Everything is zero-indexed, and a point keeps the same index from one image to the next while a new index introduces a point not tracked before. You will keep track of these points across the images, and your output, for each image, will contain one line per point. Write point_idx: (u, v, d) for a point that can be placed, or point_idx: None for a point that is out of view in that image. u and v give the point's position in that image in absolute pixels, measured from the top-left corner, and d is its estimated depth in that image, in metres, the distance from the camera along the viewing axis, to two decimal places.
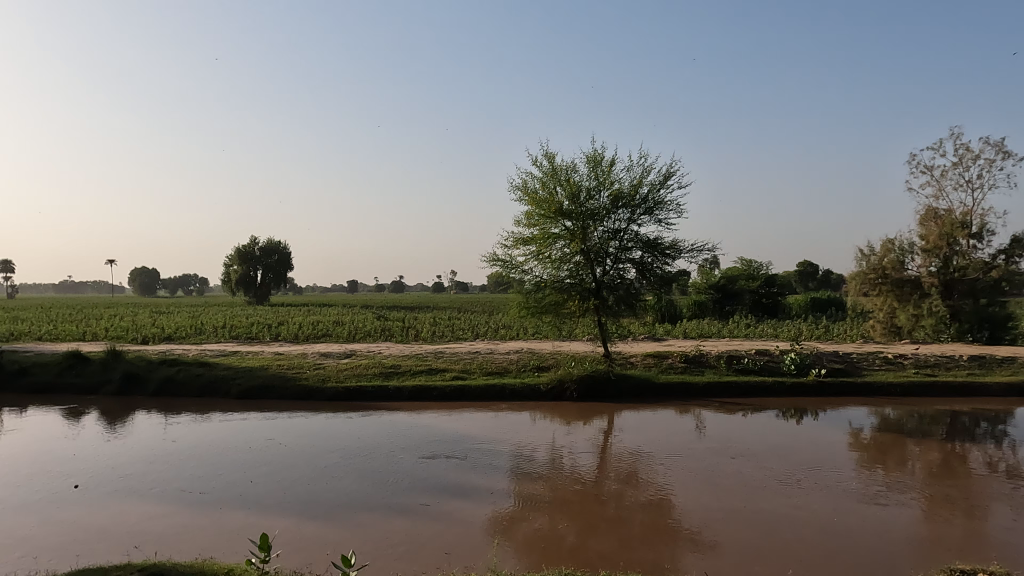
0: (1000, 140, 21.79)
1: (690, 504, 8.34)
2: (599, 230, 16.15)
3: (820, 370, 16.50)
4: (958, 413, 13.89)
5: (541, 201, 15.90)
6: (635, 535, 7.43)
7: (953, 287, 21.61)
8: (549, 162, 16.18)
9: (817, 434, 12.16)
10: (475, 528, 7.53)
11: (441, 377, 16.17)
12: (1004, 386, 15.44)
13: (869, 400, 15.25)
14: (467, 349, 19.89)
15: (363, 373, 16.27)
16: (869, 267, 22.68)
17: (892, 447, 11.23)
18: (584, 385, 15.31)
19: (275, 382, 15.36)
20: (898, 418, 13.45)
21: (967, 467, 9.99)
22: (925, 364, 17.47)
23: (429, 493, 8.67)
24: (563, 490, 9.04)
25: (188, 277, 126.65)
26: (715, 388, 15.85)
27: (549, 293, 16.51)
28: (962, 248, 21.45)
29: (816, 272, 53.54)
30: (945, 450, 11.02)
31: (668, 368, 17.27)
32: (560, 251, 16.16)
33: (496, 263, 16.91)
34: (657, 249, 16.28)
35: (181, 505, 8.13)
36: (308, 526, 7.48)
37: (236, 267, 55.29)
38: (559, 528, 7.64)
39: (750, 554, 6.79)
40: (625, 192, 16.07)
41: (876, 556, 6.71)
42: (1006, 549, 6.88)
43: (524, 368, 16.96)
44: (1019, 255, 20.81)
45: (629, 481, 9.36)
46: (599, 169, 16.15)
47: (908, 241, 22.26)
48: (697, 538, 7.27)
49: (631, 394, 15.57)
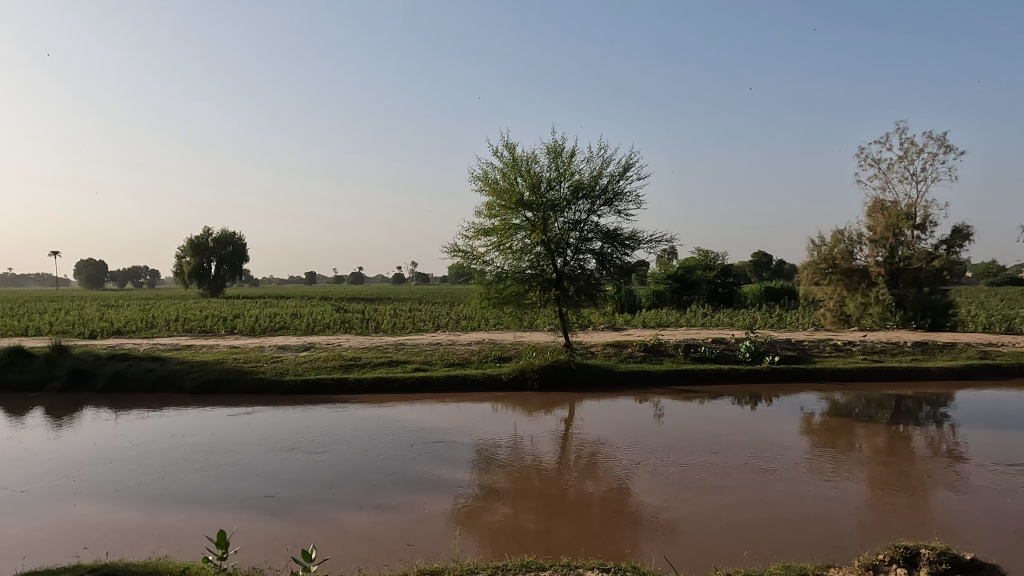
0: (943, 135, 22.88)
1: (651, 491, 8.50)
2: (559, 221, 16.24)
3: (773, 358, 16.99)
4: (903, 397, 14.51)
5: (502, 191, 15.91)
6: (595, 522, 7.55)
7: (899, 276, 22.43)
8: (510, 152, 16.24)
9: (770, 420, 12.53)
10: (438, 520, 7.53)
11: (402, 369, 16.08)
12: (945, 370, 16.16)
13: (820, 385, 15.79)
14: (427, 341, 19.76)
15: (322, 366, 16.03)
16: (820, 257, 23.23)
17: (841, 430, 11.67)
18: (544, 375, 15.39)
19: (231, 375, 15.05)
20: (846, 403, 13.97)
21: (911, 449, 10.45)
22: (873, 350, 18.13)
23: (388, 486, 8.63)
24: (523, 480, 9.06)
25: (137, 269, 122.74)
26: (673, 376, 16.14)
27: (510, 284, 16.53)
28: (907, 239, 22.20)
29: (769, 262, 54.91)
30: (891, 433, 11.51)
31: (627, 356, 17.52)
32: (522, 241, 16.17)
33: (456, 254, 16.90)
34: (616, 240, 16.50)
35: (132, 504, 7.91)
36: (265, 522, 7.36)
37: (190, 259, 53.64)
38: (521, 518, 7.67)
39: (707, 537, 6.99)
40: (585, 183, 16.19)
41: (829, 536, 6.98)
42: (948, 528, 7.22)
43: (485, 358, 16.94)
44: (959, 246, 21.74)
45: (591, 469, 9.52)
46: (559, 160, 16.25)
47: (856, 232, 22.90)
48: (658, 523, 7.43)
49: (591, 383, 15.78)
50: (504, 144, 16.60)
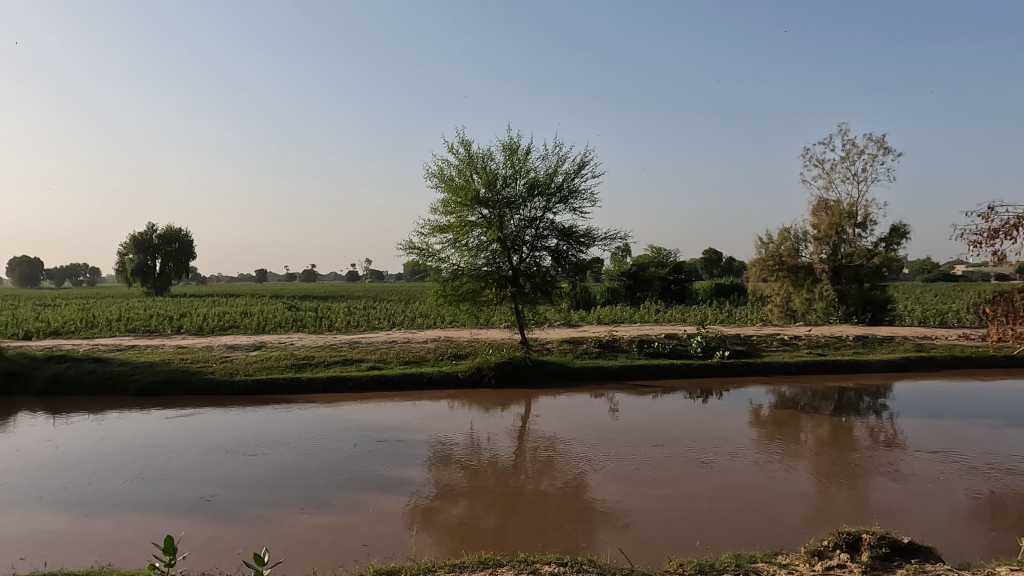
0: (882, 137, 23.77)
1: (607, 485, 8.62)
2: (515, 218, 16.28)
3: (723, 353, 17.43)
4: (845, 388, 15.09)
5: (458, 188, 15.87)
6: (551, 517, 7.62)
7: (841, 273, 23.29)
8: (465, 149, 16.19)
9: (721, 413, 12.86)
10: (394, 519, 7.46)
11: (357, 367, 15.86)
12: (885, 362, 16.86)
13: (767, 379, 16.28)
14: (382, 339, 19.55)
15: (274, 365, 15.69)
16: (767, 254, 23.93)
17: (788, 422, 12.07)
18: (500, 372, 15.42)
19: (178, 376, 14.58)
20: (793, 395, 14.45)
21: (853, 439, 10.88)
22: (817, 344, 18.79)
23: (343, 486, 8.51)
24: (480, 477, 9.06)
25: (76, 267, 117.67)
26: (628, 371, 16.39)
27: (466, 282, 16.49)
28: (849, 237, 23.04)
29: (720, 260, 56.25)
30: (834, 424, 11.96)
31: (583, 353, 17.70)
32: (478, 239, 16.16)
33: (411, 251, 16.76)
34: (572, 237, 16.64)
35: (73, 511, 7.60)
36: (215, 527, 7.17)
37: (133, 256, 51.68)
38: (479, 515, 7.67)
39: (660, 528, 7.14)
40: (541, 181, 16.28)
41: (777, 524, 7.21)
42: (887, 514, 7.54)
43: (441, 356, 16.86)
44: (897, 244, 22.69)
45: (547, 465, 9.60)
46: (515, 157, 16.29)
47: (802, 230, 23.65)
48: (613, 516, 7.54)
49: (547, 379, 15.89)
50: (459, 141, 16.54)
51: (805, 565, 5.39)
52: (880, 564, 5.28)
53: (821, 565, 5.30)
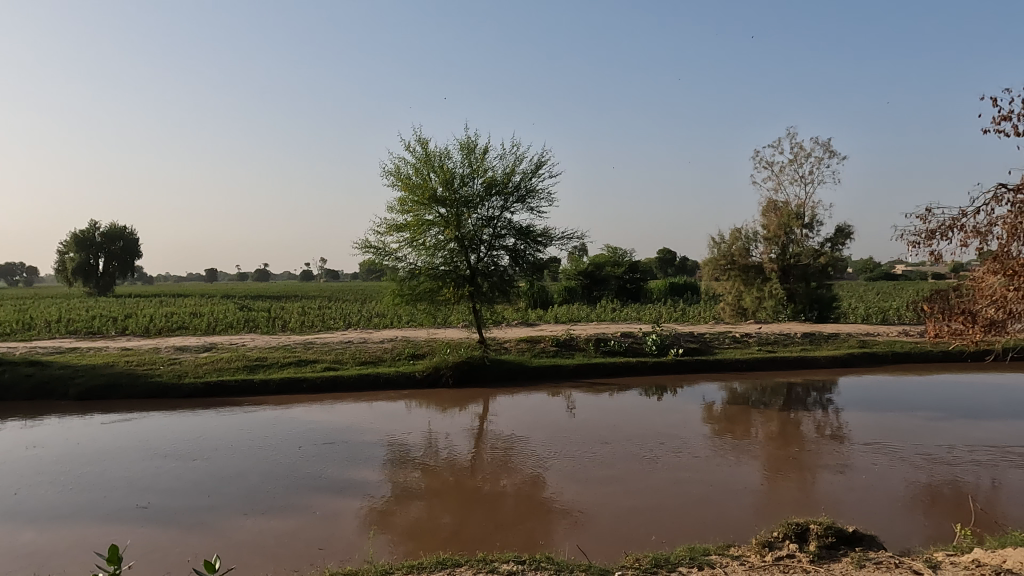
0: (828, 141, 24.59)
1: (564, 483, 8.69)
2: (473, 217, 16.25)
3: (677, 350, 17.77)
4: (793, 384, 15.58)
5: (415, 186, 15.75)
6: (509, 515, 7.65)
7: (789, 272, 24.02)
8: (422, 147, 16.09)
9: (675, 409, 13.13)
10: (350, 521, 7.38)
11: (311, 369, 15.58)
12: (830, 358, 17.47)
13: (719, 375, 16.67)
14: (337, 339, 19.25)
15: (224, 367, 15.28)
16: (720, 253, 24.49)
17: (739, 417, 12.39)
18: (458, 371, 15.38)
19: (123, 379, 14.06)
20: (744, 391, 14.84)
21: (800, 433, 11.24)
22: (767, 342, 19.33)
23: (298, 490, 8.37)
24: (438, 477, 9.02)
25: (12, 267, 112.27)
26: (585, 369, 16.56)
27: (423, 281, 16.39)
28: (797, 237, 23.77)
29: (674, 259, 57.31)
30: (783, 418, 12.33)
31: (540, 352, 17.80)
32: (435, 237, 16.08)
33: (368, 250, 16.56)
34: (529, 236, 16.71)
35: (10, 522, 7.27)
36: (163, 534, 6.96)
37: (74, 255, 49.58)
38: (437, 516, 7.64)
39: (616, 524, 7.25)
40: (499, 180, 16.29)
41: (729, 516, 7.40)
42: (833, 505, 7.82)
43: (398, 356, 16.71)
44: (842, 244, 23.53)
45: (505, 464, 9.63)
46: (473, 156, 16.27)
47: (752, 230, 24.28)
48: (571, 513, 7.62)
49: (505, 378, 15.92)
50: (416, 140, 16.43)
51: (756, 556, 5.54)
52: (827, 553, 5.47)
53: (771, 556, 5.46)
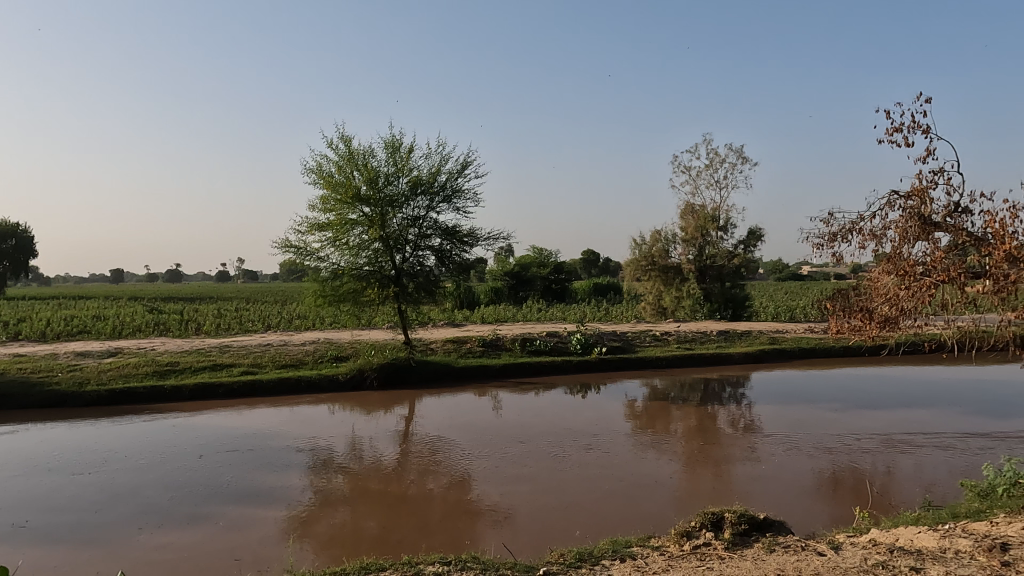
0: (741, 147, 25.74)
1: (490, 482, 8.72)
2: (398, 217, 16.03)
3: (601, 349, 18.17)
4: (710, 380, 16.25)
5: (338, 185, 15.38)
6: (436, 517, 7.60)
7: (706, 272, 25.02)
8: (345, 145, 15.75)
9: (599, 407, 13.42)
10: (270, 530, 7.13)
11: (228, 373, 14.93)
12: (743, 355, 18.32)
13: (641, 373, 17.17)
14: (256, 341, 18.55)
15: (131, 373, 14.41)
16: (641, 254, 25.22)
17: (659, 413, 12.81)
18: (383, 373, 15.13)
19: (15, 388, 13.02)
20: (664, 388, 15.34)
21: (716, 427, 11.73)
22: (685, 340, 20.07)
23: (213, 500, 8.01)
24: (362, 482, 8.85)
25: None
26: (511, 369, 16.68)
27: (346, 281, 16.02)
28: (713, 239, 24.78)
29: (598, 260, 58.57)
30: (700, 413, 12.82)
31: (466, 352, 17.77)
32: (359, 237, 15.76)
33: (288, 249, 16.06)
34: (455, 237, 16.66)
35: None
36: (63, 554, 6.52)
37: None
38: (361, 521, 7.50)
39: (542, 521, 7.33)
40: (424, 179, 16.15)
41: (649, 509, 7.63)
42: (746, 494, 8.21)
43: (320, 359, 16.27)
44: (754, 246, 24.72)
45: (431, 466, 9.56)
46: (397, 155, 16.07)
47: (671, 232, 25.13)
48: (497, 512, 7.65)
49: (431, 380, 15.81)
50: (339, 137, 16.06)
51: (675, 546, 5.74)
52: (740, 539, 5.73)
53: (689, 545, 5.67)
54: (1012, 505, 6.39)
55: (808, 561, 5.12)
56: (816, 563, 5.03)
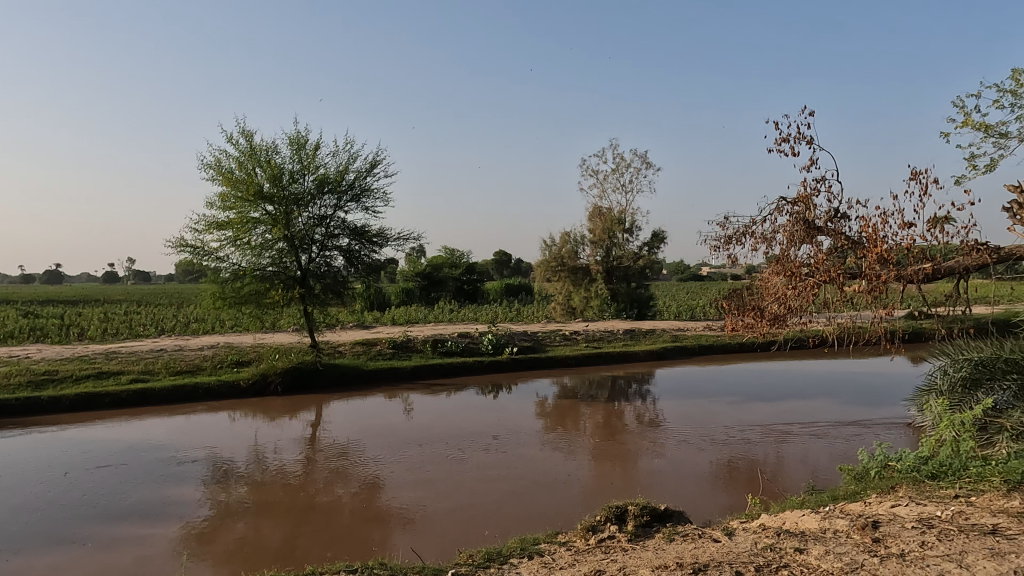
0: (645, 153, 26.70)
1: (401, 486, 8.60)
2: (303, 215, 15.49)
3: (512, 348, 18.33)
4: (617, 377, 16.76)
5: (238, 182, 14.69)
6: (344, 524, 7.42)
7: (613, 273, 25.79)
8: (246, 140, 15.09)
9: (510, 406, 13.53)
10: (163, 549, 6.72)
11: (115, 381, 13.91)
12: (648, 353, 19.03)
13: (551, 372, 17.48)
14: (148, 347, 17.41)
15: (1, 384, 13.14)
16: (551, 255, 25.68)
17: (569, 411, 13.08)
18: (288, 378, 14.59)
19: None
20: (573, 386, 15.67)
21: (623, 422, 12.12)
22: (593, 339, 20.60)
23: (98, 519, 7.44)
24: (266, 492, 8.49)
25: None
26: (421, 370, 16.52)
27: (248, 282, 15.32)
28: (619, 241, 25.58)
29: (509, 260, 59.00)
30: (608, 410, 13.20)
31: (376, 355, 17.43)
32: (261, 237, 15.11)
33: (184, 249, 15.18)
34: (364, 237, 16.32)
35: None
36: None
37: None
38: (265, 532, 7.19)
39: (453, 523, 7.31)
40: (331, 178, 15.72)
41: (559, 506, 7.77)
42: (652, 487, 8.53)
43: (219, 364, 15.46)
44: (657, 248, 25.72)
45: (340, 472, 9.32)
46: (303, 152, 15.57)
47: (580, 234, 25.71)
48: (408, 516, 7.57)
49: (339, 384, 15.40)
50: (240, 131, 15.37)
51: (581, 540, 5.87)
52: (642, 530, 5.94)
53: (594, 539, 5.81)
54: (883, 486, 6.99)
55: (705, 548, 5.38)
56: (712, 550, 5.29)
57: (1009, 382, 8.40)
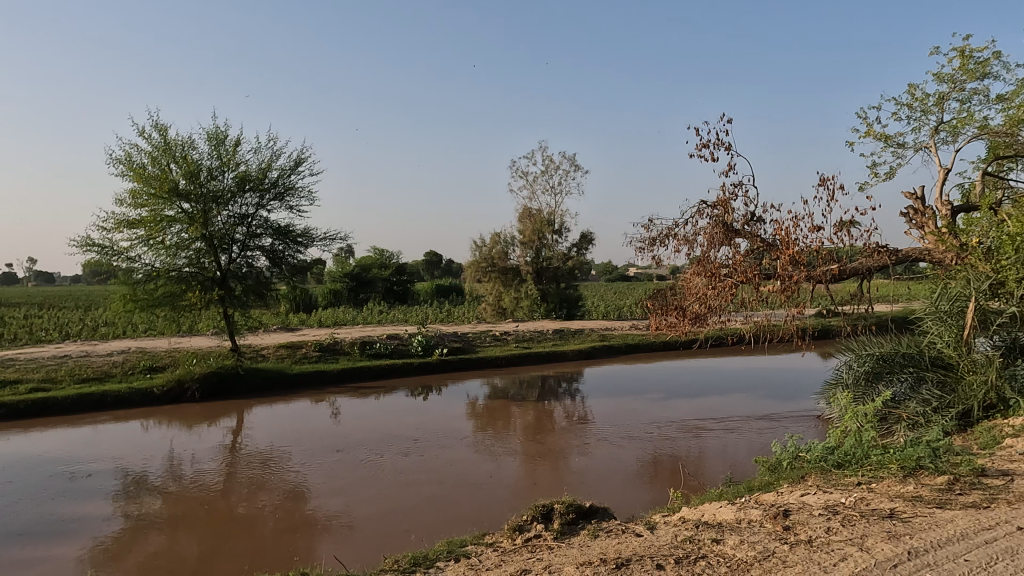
0: (573, 155, 27.08)
1: (327, 493, 8.40)
2: (223, 214, 14.87)
3: (442, 350, 18.23)
4: (547, 377, 16.94)
5: (151, 178, 13.96)
6: (266, 534, 7.18)
7: (542, 274, 26.07)
8: (161, 134, 14.37)
9: (440, 408, 13.44)
10: (66, 570, 6.30)
11: (13, 391, 12.93)
12: (576, 352, 19.33)
13: (481, 373, 17.48)
14: (50, 353, 16.26)
15: None
16: (481, 256, 25.72)
17: (500, 411, 13.12)
18: (206, 384, 13.97)
19: None
20: (504, 386, 15.73)
21: (553, 421, 12.27)
22: (523, 339, 20.75)
23: None
24: (182, 503, 8.10)
25: None
26: (349, 373, 16.18)
27: (162, 284, 14.55)
28: (548, 242, 25.88)
29: (440, 261, 58.59)
30: (538, 409, 13.33)
31: (301, 358, 16.93)
32: (177, 236, 14.39)
33: (90, 248, 14.28)
34: (288, 237, 15.84)
35: None
36: None
37: None
38: (181, 546, 6.87)
39: (380, 529, 7.20)
40: (253, 175, 15.18)
41: (488, 508, 7.79)
42: (580, 484, 8.67)
43: (131, 370, 14.63)
44: (586, 249, 26.18)
45: (263, 480, 9.01)
46: (222, 148, 14.97)
47: (510, 235, 25.86)
48: (335, 523, 7.40)
49: (262, 389, 14.87)
50: (153, 125, 14.62)
51: (507, 540, 5.90)
52: (568, 528, 6.03)
53: (521, 538, 5.85)
54: (794, 476, 7.39)
55: (628, 542, 5.52)
56: (634, 544, 5.43)
57: (906, 374, 9.13)
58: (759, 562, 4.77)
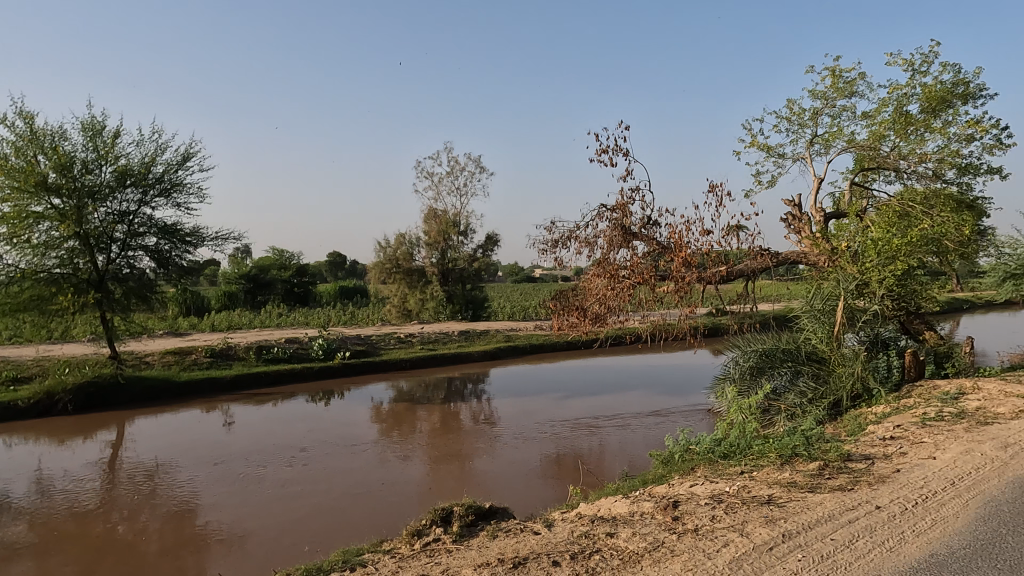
0: (478, 158, 27.18)
1: (217, 507, 7.96)
2: (100, 211, 13.77)
3: (344, 353, 17.75)
4: (452, 378, 16.88)
5: (15, 170, 12.70)
6: (147, 555, 6.71)
7: (448, 275, 25.97)
8: (26, 122, 13.13)
9: (342, 413, 13.06)
10: None
11: None
12: (482, 353, 19.39)
13: (385, 376, 17.16)
14: None
15: None
16: (386, 257, 25.28)
17: (404, 414, 12.93)
18: (81, 396, 12.91)
19: None
20: (409, 389, 15.51)
21: (458, 423, 12.23)
22: (429, 340, 20.57)
23: None
24: (50, 526, 7.42)
25: None
26: (243, 380, 15.41)
27: (28, 286, 13.24)
28: (454, 243, 25.83)
29: (343, 262, 56.99)
30: (443, 411, 13.25)
31: (191, 365, 15.96)
32: (46, 234, 13.18)
33: None
34: (175, 236, 14.91)
35: None
36: None
37: None
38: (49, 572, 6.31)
39: (274, 542, 6.91)
40: (134, 169, 14.17)
41: (388, 515, 7.65)
42: (483, 485, 8.69)
43: None
44: (491, 250, 26.35)
45: (146, 497, 8.42)
46: (99, 139, 13.89)
47: (415, 236, 25.58)
48: (225, 538, 7.04)
49: (146, 398, 13.89)
50: (17, 112, 13.34)
51: (405, 546, 5.82)
52: (467, 530, 6.02)
53: (419, 543, 5.79)
54: (684, 467, 7.75)
55: (525, 541, 5.59)
56: (532, 542, 5.51)
57: (785, 368, 9.66)
58: (649, 553, 4.95)
